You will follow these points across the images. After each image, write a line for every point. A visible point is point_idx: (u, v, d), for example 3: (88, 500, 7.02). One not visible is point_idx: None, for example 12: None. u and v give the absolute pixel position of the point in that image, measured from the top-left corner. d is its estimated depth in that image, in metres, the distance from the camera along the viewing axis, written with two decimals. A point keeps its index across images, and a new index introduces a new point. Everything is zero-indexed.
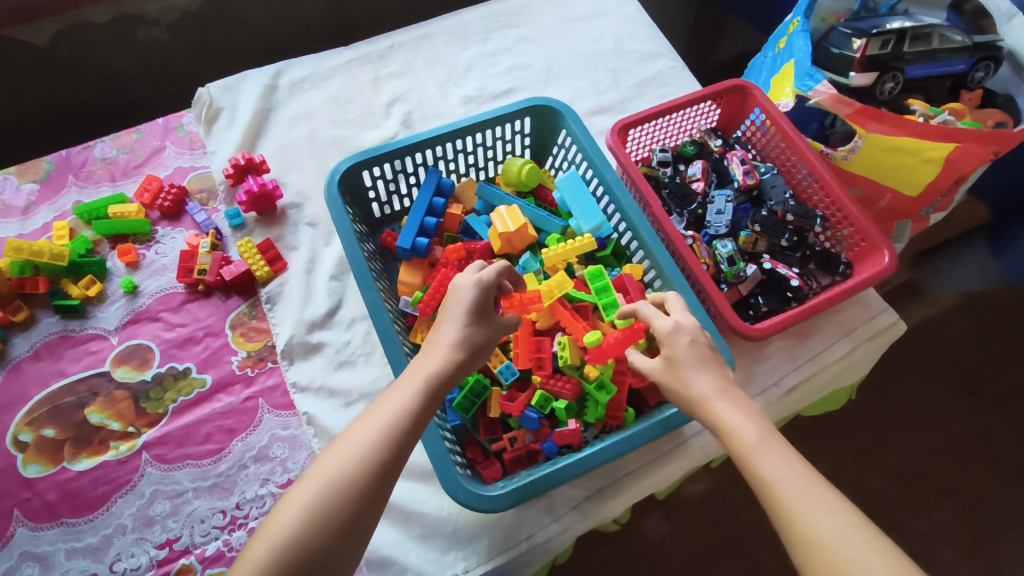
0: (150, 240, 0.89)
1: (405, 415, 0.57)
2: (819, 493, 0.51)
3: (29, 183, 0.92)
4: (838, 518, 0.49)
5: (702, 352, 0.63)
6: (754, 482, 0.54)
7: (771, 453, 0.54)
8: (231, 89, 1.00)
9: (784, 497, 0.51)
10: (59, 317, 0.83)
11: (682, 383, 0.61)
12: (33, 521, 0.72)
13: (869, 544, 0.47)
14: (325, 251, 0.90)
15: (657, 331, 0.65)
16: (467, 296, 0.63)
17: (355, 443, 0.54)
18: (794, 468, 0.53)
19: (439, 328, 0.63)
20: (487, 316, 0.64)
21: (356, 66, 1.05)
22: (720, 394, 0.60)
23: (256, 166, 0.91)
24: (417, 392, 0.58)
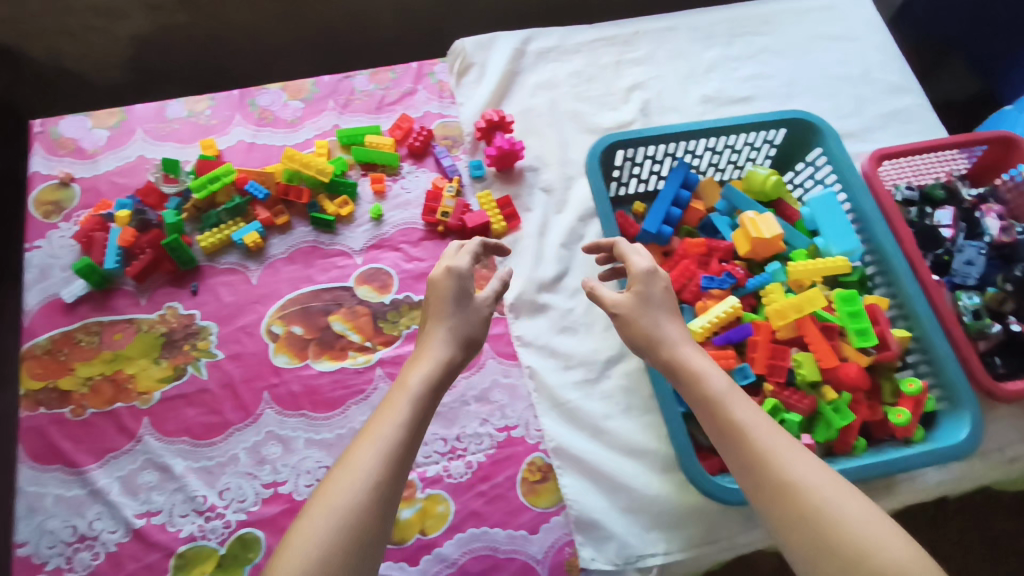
0: (397, 174, 0.94)
1: (407, 417, 0.60)
2: (779, 434, 0.59)
3: (295, 100, 0.99)
4: (811, 463, 0.56)
5: (666, 297, 0.70)
6: (722, 424, 0.60)
7: (733, 398, 0.61)
8: (484, 47, 1.04)
9: (751, 438, 0.58)
10: (313, 228, 0.90)
11: (654, 328, 0.67)
12: (280, 406, 0.79)
13: (823, 472, 0.56)
14: (556, 219, 0.93)
15: (634, 268, 0.70)
16: (449, 294, 0.69)
17: (374, 441, 0.58)
18: (756, 412, 0.60)
19: (431, 339, 0.67)
20: (465, 306, 0.69)
21: (601, 46, 1.07)
22: (685, 342, 0.67)
23: (504, 124, 0.94)
24: (420, 383, 0.63)
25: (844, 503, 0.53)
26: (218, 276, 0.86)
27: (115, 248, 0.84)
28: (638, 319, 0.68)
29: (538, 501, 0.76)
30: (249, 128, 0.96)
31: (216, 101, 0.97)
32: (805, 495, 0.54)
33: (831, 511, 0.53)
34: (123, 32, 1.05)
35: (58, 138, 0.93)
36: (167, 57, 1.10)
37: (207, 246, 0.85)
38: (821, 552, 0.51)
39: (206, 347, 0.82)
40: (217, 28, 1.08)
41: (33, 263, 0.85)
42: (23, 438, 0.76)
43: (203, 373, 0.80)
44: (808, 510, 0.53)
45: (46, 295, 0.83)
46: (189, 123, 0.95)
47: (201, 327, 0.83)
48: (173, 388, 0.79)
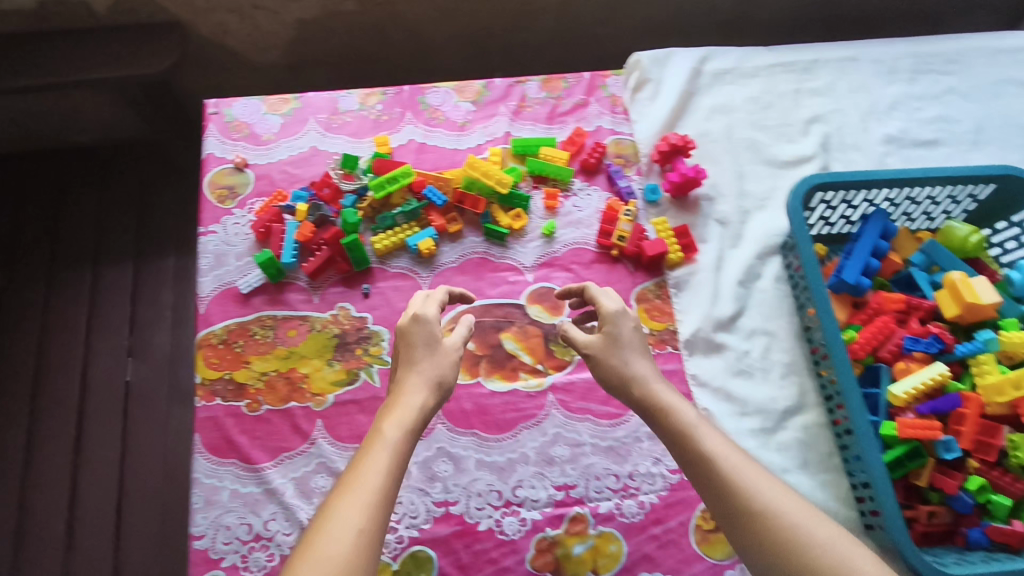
0: (569, 190, 0.91)
1: (390, 464, 0.57)
2: (746, 461, 0.59)
3: (465, 102, 0.96)
4: (769, 486, 0.57)
5: (639, 337, 0.70)
6: (692, 457, 0.60)
7: (703, 427, 0.62)
8: (661, 62, 1.00)
9: (722, 466, 0.59)
10: (485, 239, 0.87)
11: (626, 365, 0.67)
12: (452, 423, 0.78)
13: (781, 492, 0.57)
14: (732, 254, 0.89)
15: (603, 309, 0.71)
16: (424, 339, 0.67)
17: (364, 472, 0.56)
18: (725, 442, 0.61)
19: (407, 378, 0.65)
20: (437, 351, 0.67)
21: (780, 72, 1.02)
22: (658, 380, 0.67)
23: (687, 149, 0.90)
24: (411, 423, 0.61)
25: (814, 525, 0.54)
26: (389, 280, 0.84)
27: (292, 242, 0.82)
28: (608, 359, 0.68)
29: (712, 551, 0.73)
30: (420, 128, 0.93)
31: (387, 96, 0.95)
32: (779, 519, 0.55)
33: (804, 537, 0.54)
34: (290, 15, 1.03)
35: (233, 121, 0.92)
36: (328, 42, 1.09)
37: (382, 249, 0.84)
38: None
39: (379, 353, 0.80)
40: (382, 18, 1.06)
41: (208, 248, 0.84)
42: (199, 428, 0.75)
43: (376, 381, 0.79)
44: (784, 535, 0.54)
45: (221, 283, 0.82)
46: (361, 117, 0.94)
47: (374, 332, 0.81)
48: (346, 393, 0.78)
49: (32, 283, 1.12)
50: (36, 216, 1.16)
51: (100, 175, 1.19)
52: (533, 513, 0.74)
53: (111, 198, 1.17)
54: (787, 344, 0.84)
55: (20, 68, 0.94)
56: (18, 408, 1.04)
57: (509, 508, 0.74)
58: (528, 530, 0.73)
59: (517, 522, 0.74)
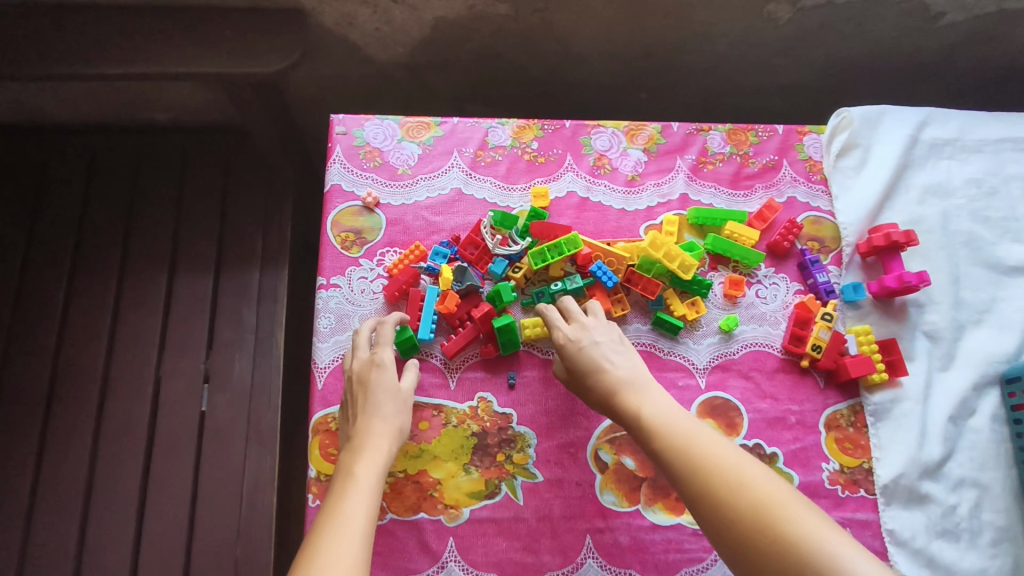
0: (753, 276, 0.76)
1: (370, 500, 0.52)
2: (693, 426, 0.55)
3: (635, 148, 0.81)
4: (718, 452, 0.53)
5: (612, 342, 0.64)
6: (646, 434, 0.56)
7: (653, 403, 0.58)
8: (871, 124, 0.83)
9: (675, 441, 0.54)
10: (652, 328, 0.73)
11: (599, 366, 0.62)
12: (605, 559, 0.65)
13: (727, 454, 0.52)
14: (941, 378, 0.74)
15: (560, 338, 0.65)
16: (384, 386, 0.62)
17: (348, 508, 0.51)
18: (673, 409, 0.57)
19: (368, 417, 0.60)
20: (395, 397, 0.62)
21: (1009, 150, 0.85)
22: (629, 373, 0.61)
23: (907, 246, 0.75)
24: (384, 462, 0.57)
25: (754, 483, 0.50)
26: (538, 368, 0.70)
27: (431, 313, 0.69)
28: (578, 381, 0.64)
29: None
30: (581, 177, 0.78)
31: (545, 132, 0.80)
32: (716, 478, 0.51)
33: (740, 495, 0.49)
34: (431, 14, 0.86)
35: (363, 145, 0.77)
36: (466, 46, 0.92)
37: (532, 336, 0.70)
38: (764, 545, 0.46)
39: (523, 462, 0.67)
40: (536, 27, 0.90)
41: (329, 307, 0.71)
42: None
43: (519, 498, 0.66)
44: (728, 496, 0.49)
45: (343, 352, 0.69)
46: (513, 156, 0.79)
47: (518, 433, 0.68)
48: (484, 508, 0.66)
49: (97, 282, 0.97)
50: (105, 201, 1.01)
51: (179, 162, 1.03)
52: None
53: (192, 190, 1.02)
54: (1002, 502, 0.70)
55: (121, 46, 0.79)
56: (78, 429, 0.91)
57: None
58: None
59: None
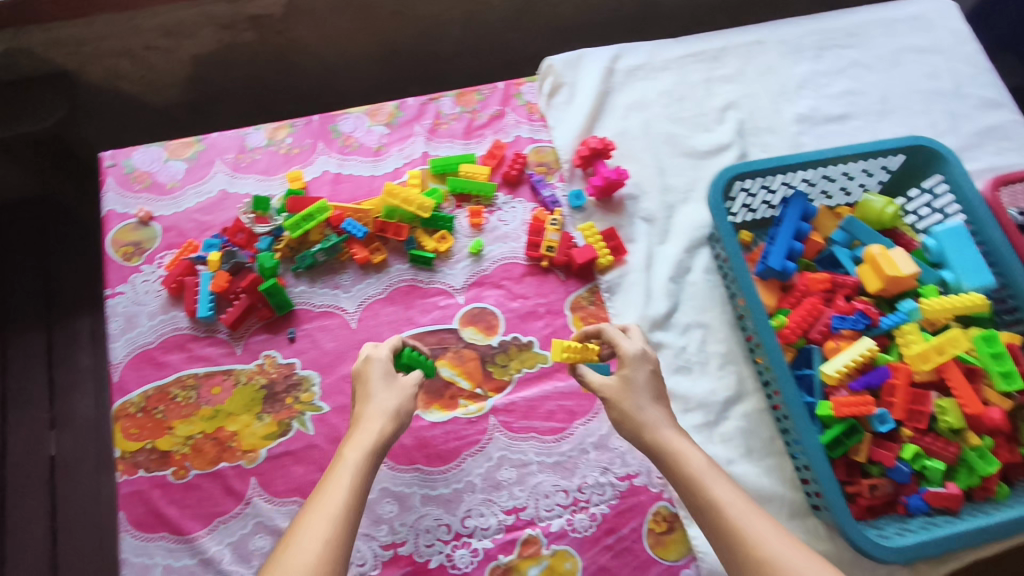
0: (493, 206, 0.90)
1: (350, 484, 0.58)
2: (762, 515, 0.59)
3: (378, 125, 0.94)
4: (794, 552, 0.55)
5: (657, 383, 0.70)
6: (706, 513, 0.60)
7: (720, 488, 0.61)
8: (573, 65, 0.99)
9: (745, 534, 0.57)
10: (411, 266, 0.85)
11: (645, 405, 0.68)
12: (392, 461, 0.76)
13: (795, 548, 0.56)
14: (661, 250, 0.89)
15: (625, 351, 0.72)
16: (378, 377, 0.69)
17: (329, 488, 0.58)
18: (738, 493, 0.61)
19: (367, 400, 0.67)
20: (394, 384, 0.69)
21: (690, 63, 1.02)
22: (667, 423, 0.67)
23: (607, 151, 0.90)
24: (373, 441, 0.63)
25: None
26: (313, 321, 0.82)
27: (207, 294, 0.79)
28: (620, 402, 0.69)
29: (666, 554, 0.73)
30: (333, 157, 0.91)
31: (296, 128, 0.92)
32: None
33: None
34: (186, 53, 0.99)
35: (132, 171, 0.88)
36: (230, 75, 1.05)
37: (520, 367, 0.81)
38: None
39: (310, 399, 0.78)
40: (283, 47, 1.03)
41: (117, 311, 0.80)
42: (124, 505, 0.72)
43: (309, 428, 0.76)
44: None
45: (135, 347, 0.79)
46: (270, 152, 0.90)
47: (302, 377, 0.79)
48: (279, 445, 0.75)
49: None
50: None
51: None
52: (484, 542, 0.72)
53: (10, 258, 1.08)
54: (721, 333, 0.85)
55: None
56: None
57: (459, 541, 0.72)
58: (480, 561, 0.72)
59: (468, 554, 0.72)
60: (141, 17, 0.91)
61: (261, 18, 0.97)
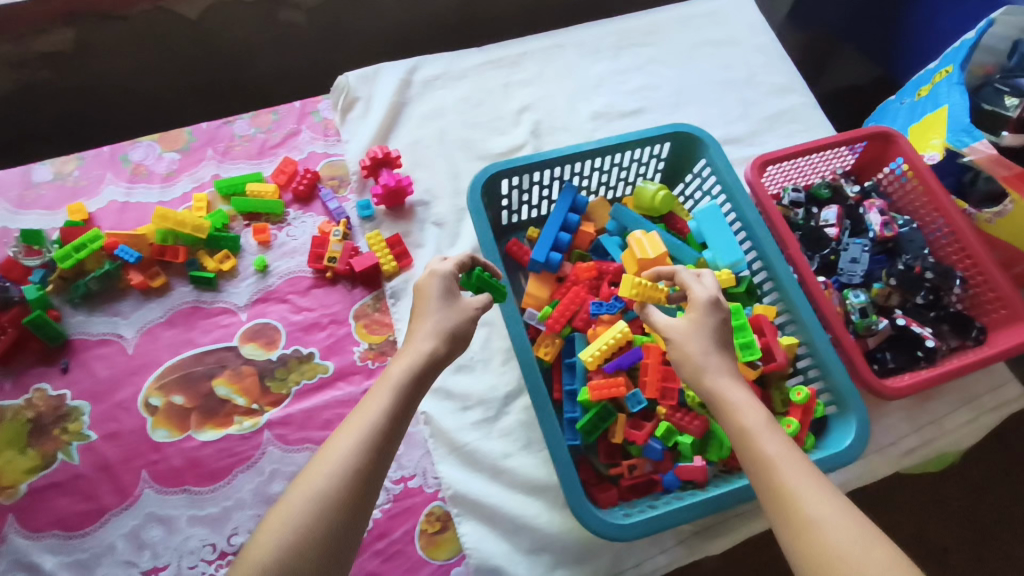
0: (283, 222, 0.91)
1: (388, 407, 0.59)
2: (813, 478, 0.55)
3: (170, 151, 0.94)
4: (833, 508, 0.53)
5: (724, 331, 0.66)
6: (753, 461, 0.57)
7: (769, 438, 0.58)
8: (368, 79, 1.01)
9: (782, 480, 0.55)
10: (194, 287, 0.85)
11: (707, 354, 0.64)
12: (160, 484, 0.75)
13: (830, 509, 0.53)
14: (449, 253, 0.90)
15: (695, 297, 0.67)
16: (438, 295, 0.68)
17: (364, 414, 0.59)
18: (792, 452, 0.57)
19: (417, 320, 0.67)
20: (451, 304, 0.68)
21: (488, 69, 1.05)
22: (727, 373, 0.63)
23: (391, 160, 0.92)
24: (416, 361, 0.63)
25: (862, 550, 0.50)
26: (89, 350, 0.81)
27: None
28: (686, 344, 0.65)
29: (437, 553, 0.73)
30: (120, 186, 0.91)
31: (85, 160, 0.93)
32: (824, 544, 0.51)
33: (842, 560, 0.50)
34: None
35: None
36: (38, 113, 1.05)
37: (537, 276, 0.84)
38: None
39: (78, 429, 0.77)
40: (88, 81, 1.04)
41: None
42: None
43: (75, 458, 0.75)
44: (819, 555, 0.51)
45: None
46: (56, 187, 0.91)
47: (73, 408, 0.78)
48: (42, 478, 0.74)
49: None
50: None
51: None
52: None
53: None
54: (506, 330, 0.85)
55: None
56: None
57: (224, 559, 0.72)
58: None
59: None
60: None
61: (54, 56, 0.98)
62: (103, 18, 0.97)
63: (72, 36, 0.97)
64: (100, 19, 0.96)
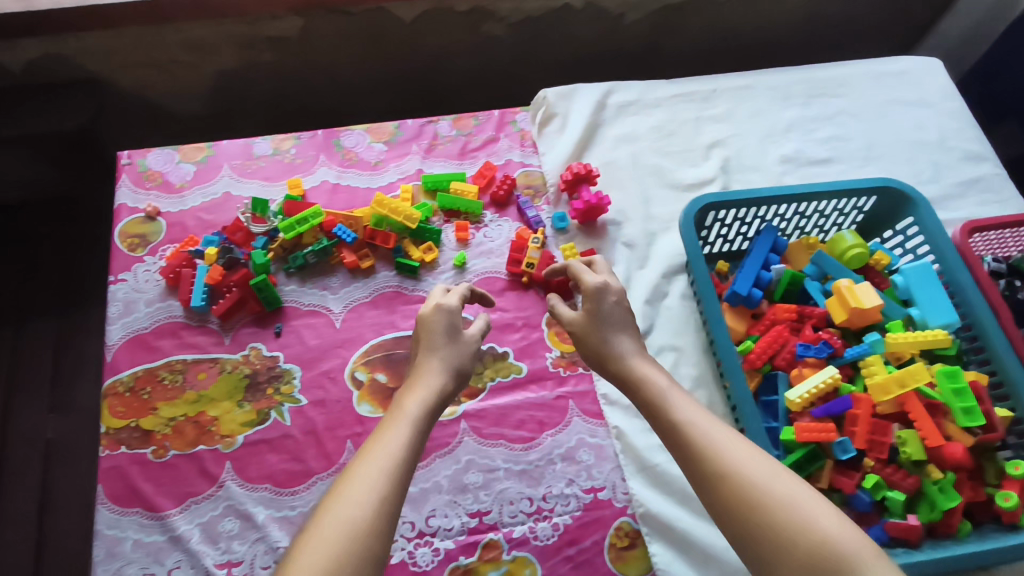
0: (480, 222, 0.94)
1: (409, 438, 0.60)
2: (719, 429, 0.61)
3: (378, 142, 0.99)
4: (748, 454, 0.58)
5: (622, 313, 0.74)
6: (668, 428, 0.63)
7: (680, 402, 0.65)
8: (566, 97, 1.05)
9: (692, 436, 0.61)
10: (397, 273, 0.89)
11: (613, 337, 0.72)
12: None
13: (740, 448, 0.58)
14: (639, 274, 0.92)
15: (587, 285, 0.75)
16: (447, 332, 0.71)
17: (384, 439, 0.59)
18: (702, 414, 0.63)
19: (424, 356, 0.70)
20: (459, 340, 0.71)
21: (680, 102, 1.08)
22: (636, 354, 0.71)
23: (590, 176, 0.94)
24: (431, 399, 0.65)
25: (774, 485, 0.55)
26: (299, 317, 0.85)
27: (202, 286, 0.83)
28: (591, 336, 0.73)
29: (626, 569, 0.74)
30: (334, 169, 0.96)
31: (301, 140, 0.98)
32: (744, 488, 0.55)
33: (766, 493, 0.54)
34: (209, 68, 1.06)
35: (146, 170, 0.93)
36: (248, 92, 1.12)
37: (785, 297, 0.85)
38: (760, 534, 0.53)
39: (290, 391, 0.80)
40: (300, 69, 1.11)
41: (118, 297, 0.84)
42: (103, 479, 0.74)
43: (286, 419, 0.79)
44: (742, 497, 0.55)
45: (130, 331, 0.82)
46: (275, 161, 0.96)
47: (285, 370, 0.82)
48: (256, 433, 0.78)
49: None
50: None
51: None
52: (446, 542, 0.74)
53: (29, 269, 1.14)
54: (694, 358, 0.86)
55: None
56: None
57: (422, 539, 0.74)
58: (440, 561, 0.73)
59: (429, 553, 0.73)
60: (167, 33, 0.99)
61: (280, 40, 1.04)
62: (328, 12, 1.02)
63: (299, 24, 1.03)
64: (326, 12, 1.02)
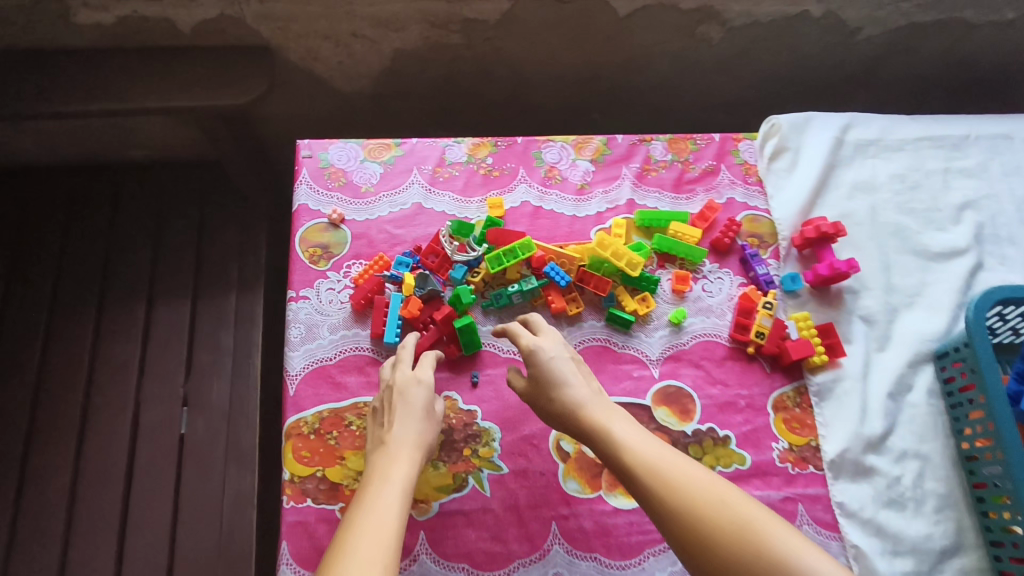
0: (698, 272, 0.81)
1: (396, 506, 0.56)
2: (669, 458, 0.58)
3: (584, 159, 0.86)
4: (704, 484, 0.56)
5: (568, 362, 0.67)
6: (623, 473, 0.59)
7: (625, 434, 0.60)
8: (799, 128, 0.90)
9: (648, 475, 0.57)
10: (606, 324, 0.78)
11: (562, 384, 0.65)
12: (570, 544, 0.68)
13: (696, 476, 0.56)
14: (879, 359, 0.79)
15: (524, 346, 0.67)
16: (416, 401, 0.66)
17: (368, 510, 0.55)
18: (652, 445, 0.59)
19: (391, 427, 0.64)
20: (425, 411, 0.66)
21: (927, 147, 0.92)
22: (592, 399, 0.64)
23: (837, 236, 0.80)
24: (411, 469, 0.61)
25: (739, 512, 0.54)
26: (497, 366, 0.74)
27: (396, 318, 0.73)
28: (541, 396, 0.66)
29: None
30: (534, 188, 0.83)
31: (498, 148, 0.85)
32: (716, 526, 0.53)
33: (734, 526, 0.53)
34: (389, 45, 0.92)
35: (327, 166, 0.82)
36: (422, 74, 0.98)
37: None
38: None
39: (489, 456, 0.71)
40: (486, 55, 0.96)
41: (299, 318, 0.74)
42: (286, 535, 0.66)
43: (486, 489, 0.70)
44: (716, 537, 0.53)
45: (313, 360, 0.73)
46: (469, 171, 0.83)
47: (483, 428, 0.72)
48: (453, 501, 0.69)
49: (29, 326, 0.99)
50: (68, 247, 1.04)
51: (133, 197, 1.08)
52: None
53: (164, 245, 1.05)
54: (942, 471, 0.75)
55: (49, 89, 0.83)
56: (17, 481, 0.92)
57: None
58: None
59: None
60: (358, 3, 0.85)
61: (476, 23, 0.90)
62: None
63: (504, 8, 0.89)
64: None
